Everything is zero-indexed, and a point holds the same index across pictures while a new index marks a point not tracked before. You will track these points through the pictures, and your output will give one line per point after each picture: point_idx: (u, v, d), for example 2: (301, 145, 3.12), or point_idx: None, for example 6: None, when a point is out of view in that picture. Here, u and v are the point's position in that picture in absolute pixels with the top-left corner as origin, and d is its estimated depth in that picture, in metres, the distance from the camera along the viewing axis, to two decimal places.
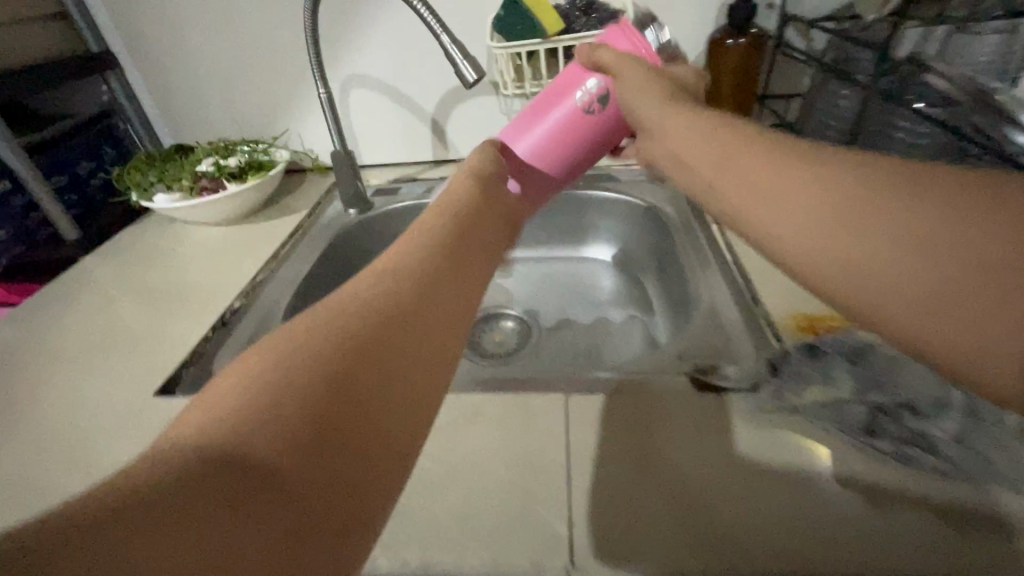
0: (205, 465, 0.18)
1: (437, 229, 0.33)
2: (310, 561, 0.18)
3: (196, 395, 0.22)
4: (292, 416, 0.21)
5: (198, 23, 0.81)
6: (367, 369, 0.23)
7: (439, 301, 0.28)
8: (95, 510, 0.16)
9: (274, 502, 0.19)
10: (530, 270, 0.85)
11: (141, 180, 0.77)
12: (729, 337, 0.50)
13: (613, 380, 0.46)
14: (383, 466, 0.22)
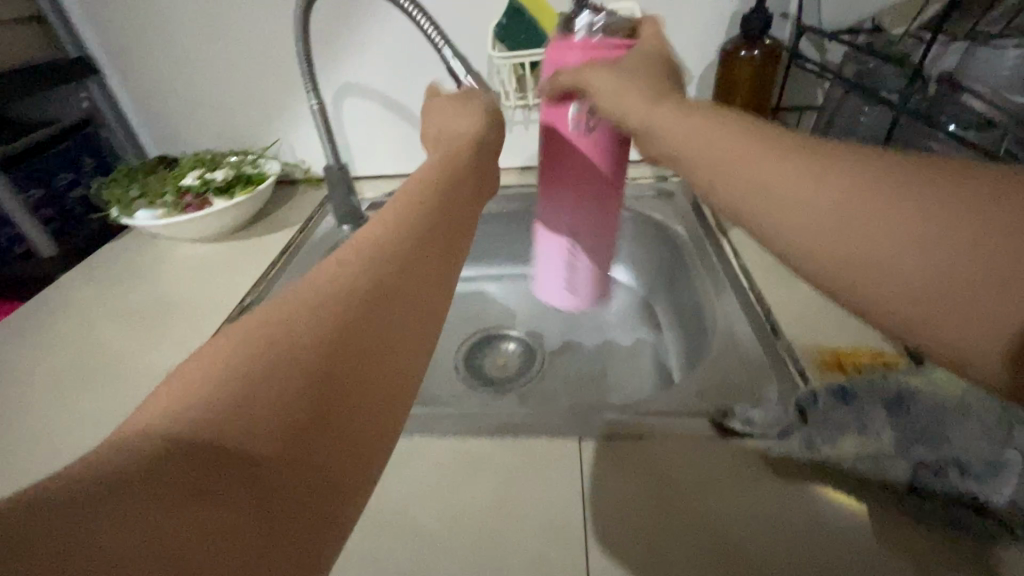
0: (190, 442, 0.21)
1: (418, 221, 0.35)
2: (296, 531, 0.21)
3: (186, 379, 0.24)
4: (271, 397, 0.23)
5: (181, 28, 0.77)
6: (344, 362, 0.26)
7: (411, 298, 0.30)
8: (104, 485, 0.19)
9: (263, 481, 0.21)
10: (531, 287, 0.82)
11: (122, 195, 0.73)
12: (752, 373, 0.46)
13: (628, 425, 0.43)
14: (360, 449, 0.25)
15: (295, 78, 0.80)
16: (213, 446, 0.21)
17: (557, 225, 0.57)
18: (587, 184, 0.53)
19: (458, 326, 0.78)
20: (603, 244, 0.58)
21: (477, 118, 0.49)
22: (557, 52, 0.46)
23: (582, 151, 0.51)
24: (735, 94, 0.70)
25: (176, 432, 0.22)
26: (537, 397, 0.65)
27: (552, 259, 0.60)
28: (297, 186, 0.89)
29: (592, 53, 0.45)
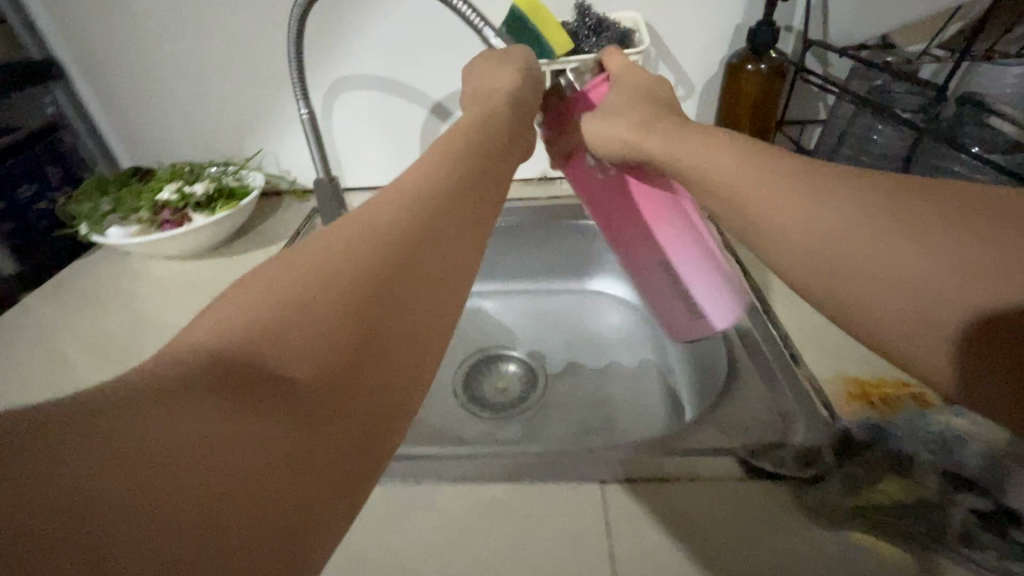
0: (227, 363, 0.23)
1: (446, 172, 0.36)
2: (334, 452, 0.22)
3: (233, 306, 0.25)
4: (304, 332, 0.24)
5: (158, 31, 0.72)
6: (380, 300, 0.27)
7: (443, 243, 0.31)
8: (152, 393, 0.21)
9: (300, 404, 0.22)
10: (530, 305, 0.79)
11: (91, 211, 0.68)
12: (776, 408, 0.45)
13: (650, 463, 0.40)
14: (396, 380, 0.26)
15: (280, 85, 0.75)
16: (247, 368, 0.23)
17: (647, 260, 0.54)
18: (641, 209, 0.52)
19: (455, 345, 0.75)
20: (700, 248, 0.52)
21: (503, 89, 0.47)
22: (552, 118, 0.53)
23: (615, 189, 0.53)
24: (739, 109, 0.69)
25: (215, 355, 0.23)
26: (543, 424, 0.63)
27: (662, 297, 0.54)
28: (281, 198, 0.84)
29: (578, 105, 0.52)
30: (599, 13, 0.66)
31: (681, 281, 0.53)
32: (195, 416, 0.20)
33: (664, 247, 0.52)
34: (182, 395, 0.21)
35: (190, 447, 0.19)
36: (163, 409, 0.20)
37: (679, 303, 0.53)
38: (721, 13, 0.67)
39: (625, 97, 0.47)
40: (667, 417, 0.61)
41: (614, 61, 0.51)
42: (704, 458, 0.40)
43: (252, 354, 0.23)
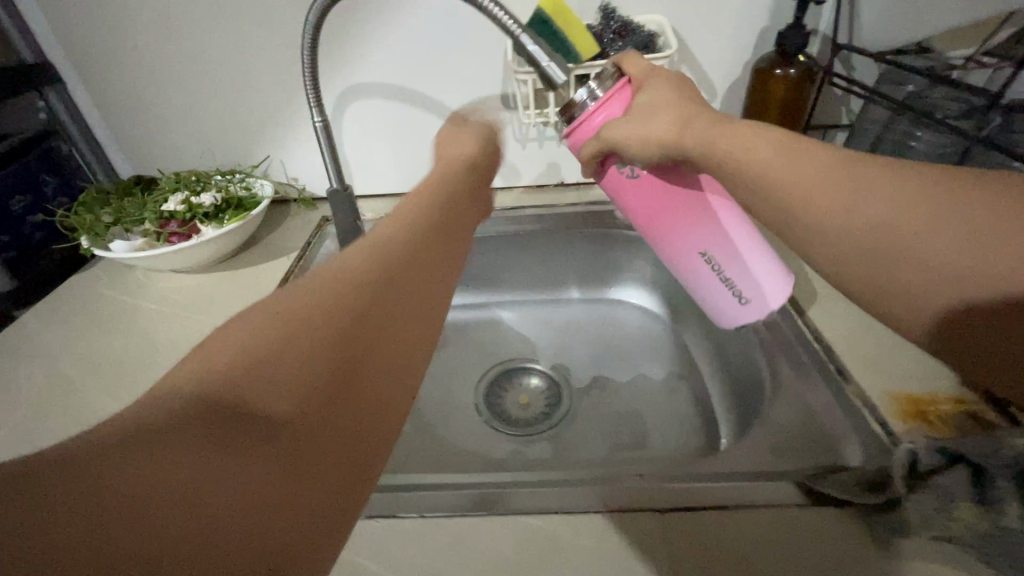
0: (202, 400, 0.23)
1: (412, 225, 0.38)
2: (326, 482, 0.24)
3: (202, 349, 0.26)
4: (277, 369, 0.25)
5: (159, 33, 0.68)
6: (355, 338, 0.29)
7: (410, 285, 0.34)
8: (137, 436, 0.21)
9: (286, 439, 0.24)
10: (548, 314, 0.78)
11: (92, 221, 0.65)
12: (828, 431, 0.43)
13: (707, 494, 0.39)
14: (375, 413, 0.28)
15: (289, 90, 0.72)
16: (222, 406, 0.23)
17: (689, 251, 0.49)
18: (676, 201, 0.48)
19: (475, 360, 0.73)
20: (742, 231, 0.48)
21: (456, 177, 0.52)
22: (578, 128, 0.45)
23: (647, 184, 0.48)
24: (765, 114, 0.68)
25: (190, 393, 0.23)
26: (572, 440, 0.61)
27: (706, 287, 0.51)
28: (290, 207, 0.82)
29: (611, 112, 0.45)
30: (623, 16, 0.64)
31: (725, 270, 0.49)
32: (175, 456, 0.21)
33: (706, 236, 0.48)
34: (159, 434, 0.22)
35: (174, 492, 0.20)
36: (141, 452, 0.21)
37: (724, 293, 0.50)
38: (748, 15, 0.66)
39: (655, 99, 0.43)
40: (700, 432, 0.59)
41: (635, 65, 0.46)
42: (762, 485, 0.39)
43: (230, 393, 0.24)
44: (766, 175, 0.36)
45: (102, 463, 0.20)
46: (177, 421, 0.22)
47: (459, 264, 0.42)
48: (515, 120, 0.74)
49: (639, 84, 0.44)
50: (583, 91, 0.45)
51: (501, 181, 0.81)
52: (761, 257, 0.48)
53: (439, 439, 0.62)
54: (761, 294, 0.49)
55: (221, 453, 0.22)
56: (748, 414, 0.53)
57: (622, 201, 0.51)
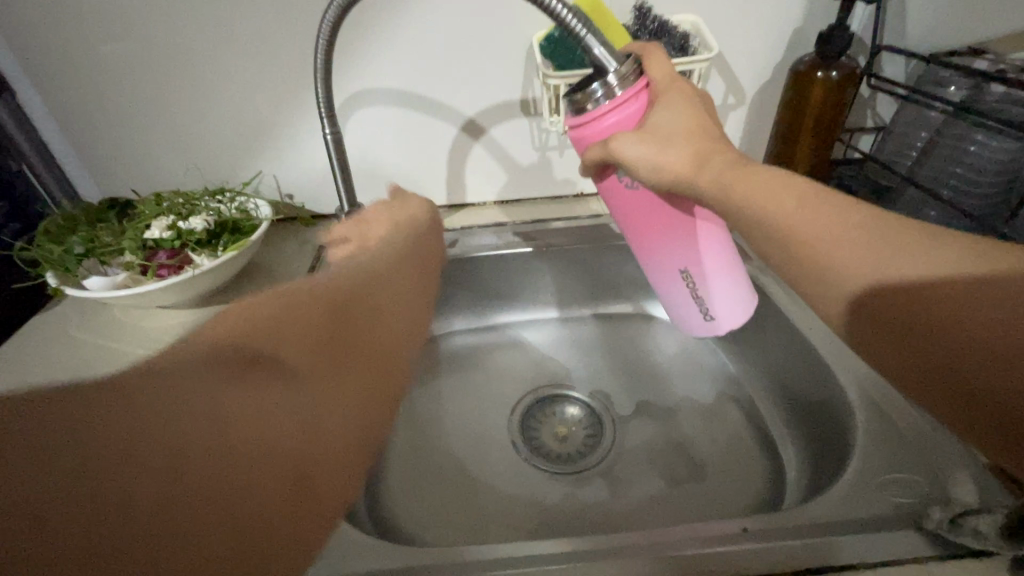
0: (236, 345, 0.34)
1: (404, 243, 0.55)
2: (348, 409, 0.40)
3: (233, 310, 0.36)
4: (296, 336, 0.38)
5: (132, 36, 0.59)
6: (361, 309, 0.46)
7: (401, 283, 0.53)
8: (203, 368, 0.32)
9: (303, 385, 0.37)
10: (565, 332, 0.73)
11: (61, 255, 0.56)
12: (932, 464, 0.40)
13: (821, 550, 0.35)
14: (383, 361, 0.46)
15: (286, 98, 0.65)
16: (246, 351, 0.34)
17: (668, 266, 0.47)
18: (671, 217, 0.45)
19: (503, 389, 0.67)
20: (722, 253, 0.47)
21: (419, 207, 0.59)
22: (588, 124, 0.42)
23: (641, 201, 0.45)
24: (801, 121, 0.65)
25: (216, 347, 0.34)
26: (625, 476, 0.56)
27: (675, 299, 0.49)
28: (285, 227, 0.74)
29: (624, 115, 0.41)
30: (658, 15, 0.59)
31: (699, 288, 0.48)
32: (224, 395, 0.32)
33: (688, 253, 0.46)
34: (211, 373, 0.32)
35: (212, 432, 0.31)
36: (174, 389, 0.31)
37: (693, 309, 0.49)
38: (787, 14, 0.62)
39: (673, 119, 0.39)
40: (762, 461, 0.55)
41: (658, 70, 0.42)
42: (882, 536, 0.35)
43: (264, 347, 0.35)
44: (823, 224, 0.34)
45: (166, 388, 0.31)
46: (212, 359, 0.33)
47: (429, 264, 0.59)
48: (535, 128, 0.69)
49: (661, 96, 0.41)
50: (599, 85, 0.41)
51: (518, 194, 0.76)
52: (733, 279, 0.48)
53: (479, 484, 0.56)
54: (729, 314, 0.49)
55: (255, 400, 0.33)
56: (824, 443, 0.50)
57: (611, 209, 0.47)
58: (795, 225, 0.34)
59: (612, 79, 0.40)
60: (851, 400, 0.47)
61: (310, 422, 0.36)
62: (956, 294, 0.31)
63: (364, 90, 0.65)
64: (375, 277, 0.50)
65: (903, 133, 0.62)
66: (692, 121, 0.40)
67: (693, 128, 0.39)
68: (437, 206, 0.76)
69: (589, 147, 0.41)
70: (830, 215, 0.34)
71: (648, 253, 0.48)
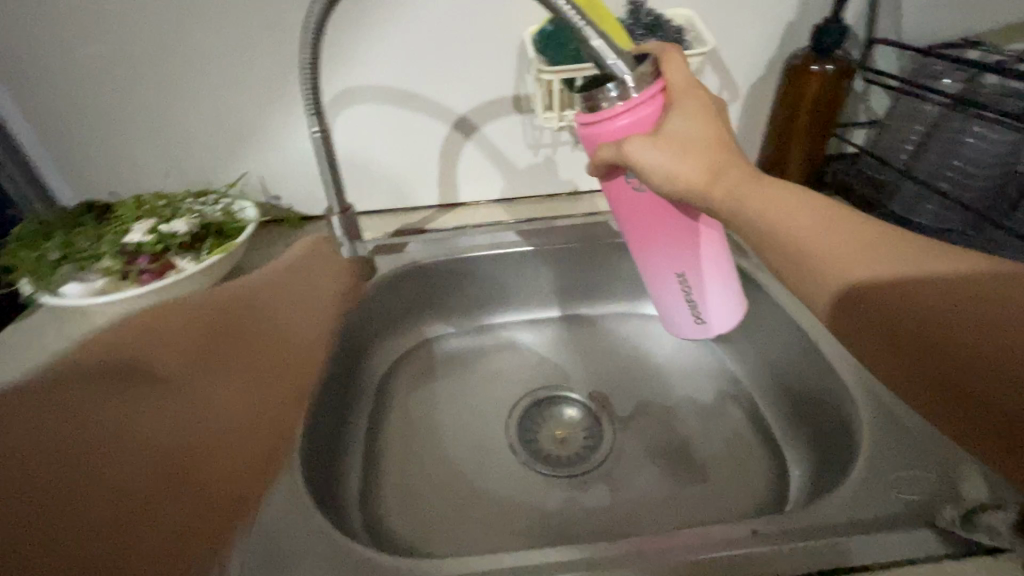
0: (110, 360, 0.50)
1: (275, 278, 0.61)
2: (218, 398, 0.50)
3: (137, 326, 0.52)
4: (166, 354, 0.52)
5: (106, 32, 0.57)
6: (238, 312, 0.57)
7: (275, 296, 0.59)
8: (96, 370, 0.49)
9: (181, 384, 0.50)
10: (562, 331, 0.72)
11: (36, 262, 0.53)
12: (941, 460, 0.40)
13: (832, 554, 0.34)
14: (271, 346, 0.56)
15: (270, 96, 0.63)
16: (136, 372, 0.50)
17: (665, 271, 0.46)
18: (674, 219, 0.44)
19: (499, 392, 0.66)
20: (719, 261, 0.47)
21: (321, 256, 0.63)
22: (598, 123, 0.41)
23: (645, 202, 0.43)
24: (798, 116, 0.64)
25: (100, 366, 0.50)
26: (627, 479, 0.55)
27: (668, 302, 0.49)
28: (273, 230, 0.72)
29: (637, 119, 0.40)
30: (653, 9, 0.58)
31: (696, 295, 0.47)
32: (103, 399, 0.48)
33: (686, 259, 0.45)
34: (96, 382, 0.49)
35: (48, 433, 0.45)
36: (93, 393, 0.48)
37: (686, 314, 0.48)
38: (782, 9, 0.61)
39: (690, 128, 0.39)
40: (765, 460, 0.55)
41: (676, 71, 0.41)
42: (894, 536, 0.35)
43: (133, 359, 0.50)
44: (833, 237, 0.36)
45: (72, 393, 0.48)
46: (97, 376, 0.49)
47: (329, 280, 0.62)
48: (528, 125, 0.68)
49: (680, 101, 0.40)
50: (614, 85, 0.39)
51: (511, 193, 0.75)
52: (727, 287, 0.48)
53: (478, 491, 0.55)
54: (721, 321, 0.49)
55: (128, 406, 0.48)
56: (828, 441, 0.49)
57: (613, 208, 0.46)
58: (799, 236, 0.37)
59: (629, 80, 0.39)
60: (855, 395, 0.46)
61: (197, 404, 0.49)
62: (941, 295, 0.34)
63: (353, 87, 0.63)
64: (272, 279, 0.61)
65: (899, 127, 0.62)
66: (707, 132, 0.39)
67: (708, 140, 0.39)
68: (429, 206, 0.75)
69: (601, 147, 0.40)
70: (830, 227, 0.36)
71: (646, 258, 0.47)
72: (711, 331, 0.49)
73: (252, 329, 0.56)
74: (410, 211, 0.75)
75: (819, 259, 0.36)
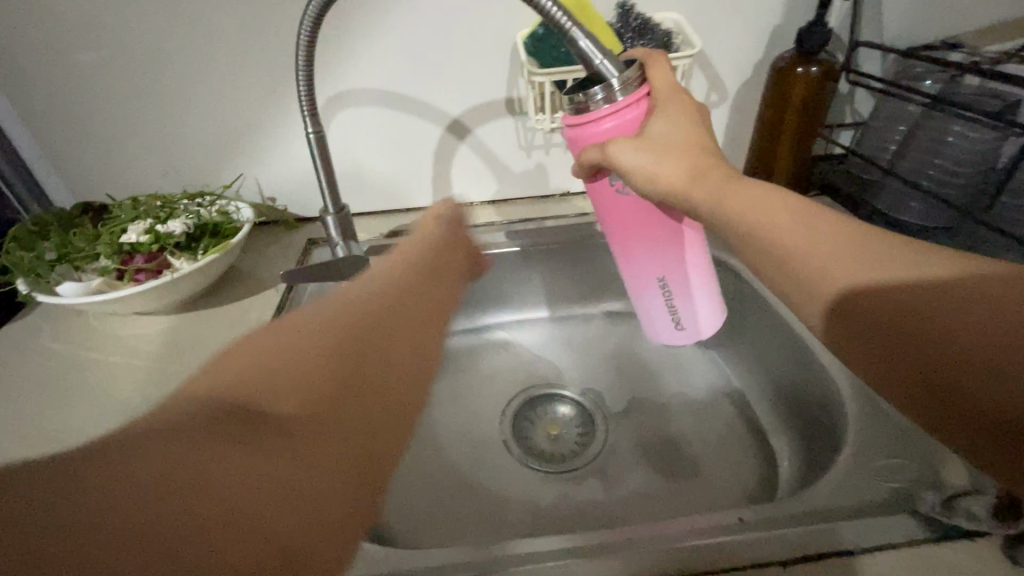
0: (217, 414, 0.31)
1: (408, 268, 0.48)
2: (337, 450, 0.33)
3: (241, 357, 0.34)
4: (283, 386, 0.34)
5: (105, 35, 0.58)
6: (378, 330, 0.42)
7: (409, 297, 0.47)
8: (203, 422, 0.30)
9: (285, 433, 0.32)
10: (555, 330, 0.72)
11: (32, 262, 0.53)
12: (922, 450, 0.40)
13: (815, 540, 0.35)
14: (394, 383, 0.40)
15: (266, 99, 0.63)
16: (247, 415, 0.31)
17: (647, 273, 0.47)
18: (655, 224, 0.45)
19: (493, 391, 0.66)
20: (698, 269, 0.47)
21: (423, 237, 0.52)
22: (585, 125, 0.42)
23: (627, 205, 0.44)
24: (783, 117, 0.66)
25: (204, 411, 0.31)
26: (619, 474, 0.56)
27: (649, 305, 0.49)
28: (268, 231, 0.73)
29: (621, 122, 0.41)
30: (640, 13, 0.59)
31: (675, 297, 0.48)
32: (204, 455, 0.29)
33: (665, 264, 0.46)
34: (184, 430, 0.30)
35: (145, 481, 0.27)
36: (166, 443, 0.29)
37: (665, 317, 0.49)
38: (766, 13, 0.63)
39: (672, 131, 0.40)
40: (755, 455, 0.55)
41: (661, 76, 0.42)
42: (874, 521, 0.35)
43: (235, 405, 0.31)
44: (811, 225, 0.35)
45: (163, 442, 0.29)
46: (195, 425, 0.30)
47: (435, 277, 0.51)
48: (521, 127, 0.69)
49: (665, 105, 0.40)
50: (600, 88, 0.40)
51: (505, 194, 0.75)
52: (707, 293, 0.48)
53: (472, 487, 0.55)
54: (700, 327, 0.49)
55: (233, 453, 0.30)
56: (815, 434, 0.50)
57: (597, 209, 0.47)
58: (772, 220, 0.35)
59: (616, 84, 0.40)
60: (841, 388, 0.47)
61: (287, 468, 0.30)
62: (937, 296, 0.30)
63: (348, 90, 0.64)
64: (390, 271, 0.47)
65: (882, 127, 0.63)
66: (690, 135, 0.40)
67: (690, 143, 0.40)
68: (424, 206, 0.76)
69: (586, 148, 0.41)
70: (808, 221, 0.35)
71: (628, 259, 0.47)
72: (692, 336, 0.50)
73: (377, 356, 0.40)
74: (405, 212, 0.75)
75: (805, 262, 0.34)
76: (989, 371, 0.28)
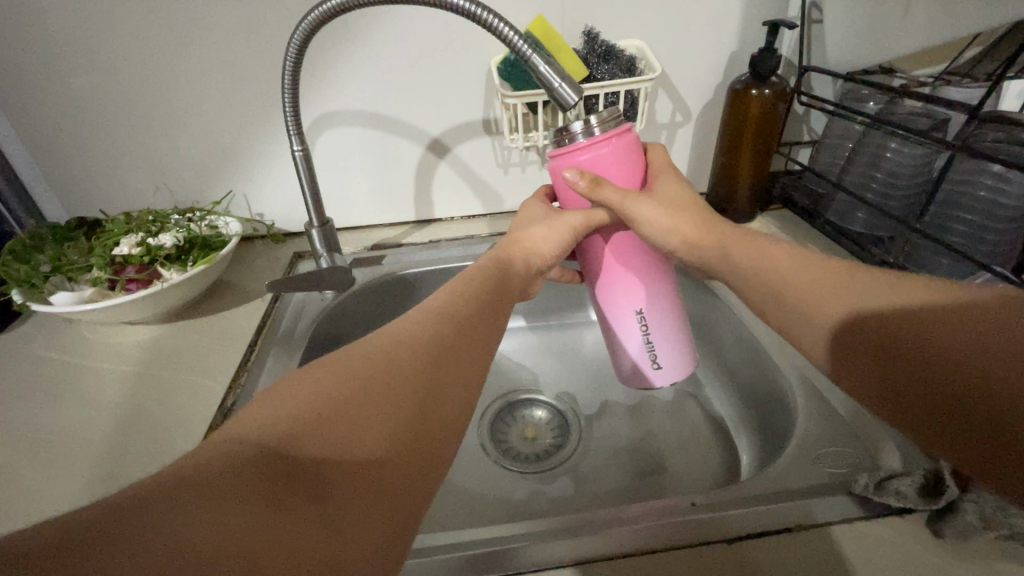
0: (265, 459, 0.26)
1: (478, 277, 0.44)
2: (401, 482, 0.28)
3: (313, 382, 0.32)
4: (353, 411, 0.30)
5: (103, 59, 0.61)
6: (453, 344, 0.36)
7: (498, 306, 0.42)
8: (234, 464, 0.26)
9: (324, 487, 0.26)
10: (532, 339, 0.75)
11: (28, 273, 0.56)
12: (863, 439, 0.43)
13: (761, 518, 0.38)
14: (439, 431, 0.32)
15: (255, 120, 0.67)
16: (293, 458, 0.27)
17: (628, 301, 0.48)
18: (644, 256, 0.48)
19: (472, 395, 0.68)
20: (676, 308, 0.50)
21: (482, 267, 0.45)
22: (563, 156, 0.45)
23: (622, 236, 0.47)
24: (744, 135, 0.69)
25: (247, 452, 0.27)
26: (591, 472, 0.58)
27: (625, 335, 0.50)
28: (257, 246, 0.76)
29: (598, 154, 0.44)
30: (605, 39, 0.63)
31: (650, 330, 0.49)
32: (226, 506, 0.24)
33: (646, 296, 0.48)
34: (214, 480, 0.25)
35: (142, 539, 0.22)
36: (187, 493, 0.24)
37: (643, 351, 0.50)
38: (723, 40, 0.68)
39: (670, 193, 0.46)
40: (721, 451, 0.58)
41: (657, 153, 0.49)
42: (815, 502, 0.38)
43: (284, 443, 0.27)
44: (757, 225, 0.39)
45: (172, 504, 0.23)
46: (250, 465, 0.26)
47: (516, 293, 0.46)
48: (498, 145, 0.73)
49: (656, 175, 0.47)
50: (578, 124, 0.44)
51: (484, 209, 0.79)
52: (682, 332, 0.51)
53: (448, 485, 0.57)
54: (676, 362, 0.50)
55: (261, 514, 0.24)
56: (770, 428, 0.53)
57: (594, 246, 0.49)
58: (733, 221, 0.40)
59: (590, 121, 0.44)
60: (794, 386, 0.50)
61: (339, 518, 0.25)
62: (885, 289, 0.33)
63: (334, 111, 0.68)
64: (471, 285, 0.43)
65: (834, 145, 0.68)
66: (685, 196, 0.46)
67: (686, 202, 0.46)
68: (407, 221, 0.79)
69: (604, 186, 0.43)
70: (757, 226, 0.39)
71: (617, 289, 0.48)
72: (671, 368, 0.50)
73: (428, 401, 0.32)
74: (387, 227, 0.79)
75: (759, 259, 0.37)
76: (919, 350, 0.31)
